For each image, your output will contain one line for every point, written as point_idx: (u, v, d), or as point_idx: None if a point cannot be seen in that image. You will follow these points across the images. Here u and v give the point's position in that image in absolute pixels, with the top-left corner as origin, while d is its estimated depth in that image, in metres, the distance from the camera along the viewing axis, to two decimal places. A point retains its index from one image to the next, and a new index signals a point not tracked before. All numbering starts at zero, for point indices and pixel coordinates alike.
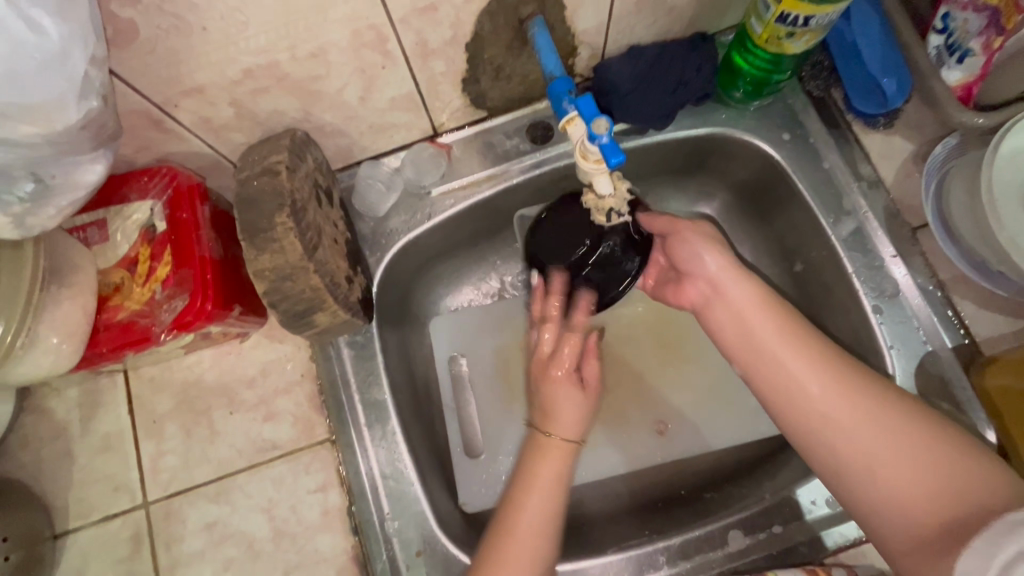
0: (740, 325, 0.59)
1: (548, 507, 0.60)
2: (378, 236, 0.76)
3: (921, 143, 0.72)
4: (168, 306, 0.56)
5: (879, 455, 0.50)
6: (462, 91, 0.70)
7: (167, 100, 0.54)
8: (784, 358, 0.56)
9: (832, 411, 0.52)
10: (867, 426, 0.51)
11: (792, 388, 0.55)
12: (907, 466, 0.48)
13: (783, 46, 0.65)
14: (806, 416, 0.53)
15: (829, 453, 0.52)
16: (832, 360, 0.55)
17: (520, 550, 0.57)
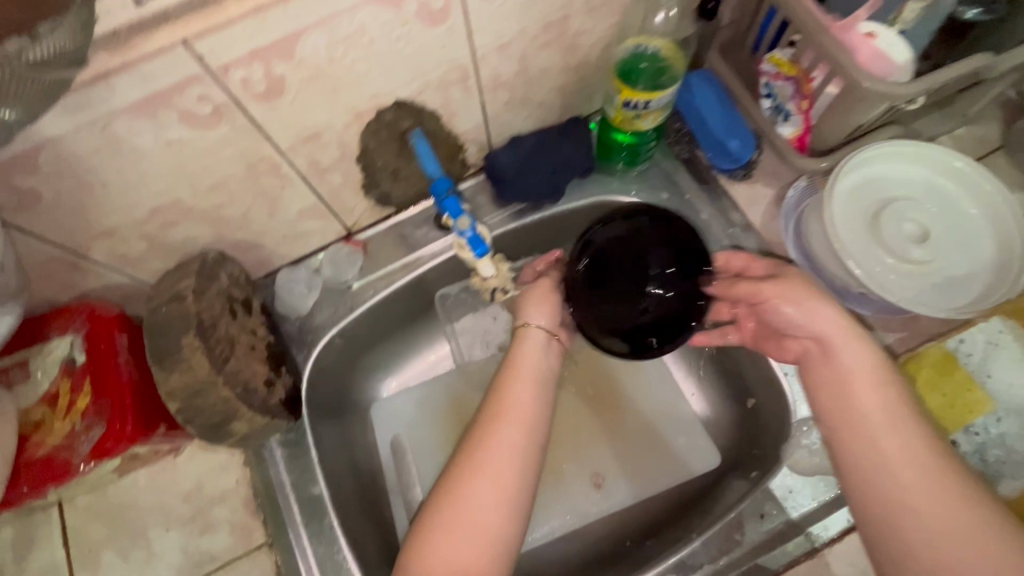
0: (849, 397, 0.58)
1: (491, 492, 0.58)
2: (304, 334, 0.81)
3: (779, 187, 0.81)
4: (86, 437, 0.60)
5: (938, 534, 0.51)
6: (366, 195, 0.77)
7: (80, 244, 0.59)
8: (868, 414, 0.57)
9: (903, 476, 0.54)
10: (930, 500, 0.52)
11: (875, 469, 0.55)
12: (966, 545, 0.50)
13: (636, 125, 0.74)
14: (881, 499, 0.54)
15: (897, 540, 0.53)
16: (914, 432, 0.55)
17: (494, 458, 0.59)
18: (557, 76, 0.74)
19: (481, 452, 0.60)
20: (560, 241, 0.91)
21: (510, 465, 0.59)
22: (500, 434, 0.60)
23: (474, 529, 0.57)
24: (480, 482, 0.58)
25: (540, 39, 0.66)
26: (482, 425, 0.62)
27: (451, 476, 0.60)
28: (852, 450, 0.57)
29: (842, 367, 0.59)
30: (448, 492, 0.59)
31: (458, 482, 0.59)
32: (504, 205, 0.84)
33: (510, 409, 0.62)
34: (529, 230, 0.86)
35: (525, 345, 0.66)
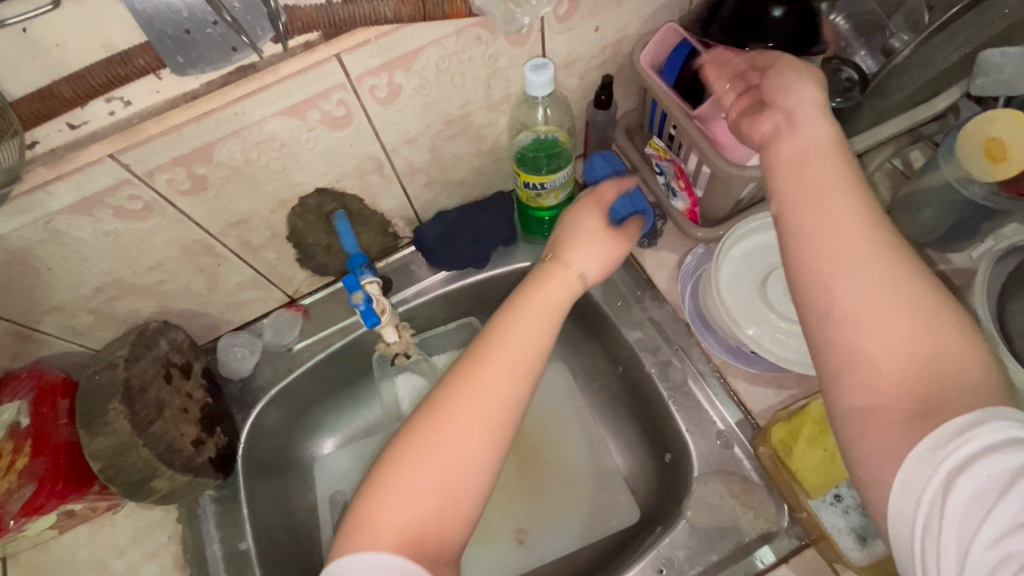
0: (817, 189, 0.49)
1: (461, 447, 0.51)
2: (246, 394, 0.87)
3: (682, 253, 0.88)
4: (18, 495, 0.66)
5: (889, 338, 0.43)
6: (303, 266, 0.85)
7: (32, 319, 0.67)
8: (812, 227, 0.48)
9: (855, 266, 0.45)
10: (891, 305, 0.44)
11: (823, 265, 0.46)
12: (912, 349, 0.43)
13: (539, 201, 0.82)
14: (820, 276, 0.46)
15: (830, 306, 0.45)
16: (859, 210, 0.47)
17: (456, 415, 0.53)
18: (470, 159, 0.83)
19: (448, 408, 0.53)
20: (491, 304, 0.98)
21: (486, 424, 0.53)
22: (483, 393, 0.54)
23: (398, 521, 0.49)
24: (449, 429, 0.52)
25: (446, 132, 0.76)
26: (444, 394, 0.54)
27: (435, 394, 0.54)
28: (810, 244, 0.47)
29: (799, 139, 0.52)
30: (415, 446, 0.51)
31: (405, 456, 0.51)
32: (433, 273, 0.92)
33: (481, 386, 0.54)
34: (455, 296, 0.94)
35: (543, 291, 0.62)
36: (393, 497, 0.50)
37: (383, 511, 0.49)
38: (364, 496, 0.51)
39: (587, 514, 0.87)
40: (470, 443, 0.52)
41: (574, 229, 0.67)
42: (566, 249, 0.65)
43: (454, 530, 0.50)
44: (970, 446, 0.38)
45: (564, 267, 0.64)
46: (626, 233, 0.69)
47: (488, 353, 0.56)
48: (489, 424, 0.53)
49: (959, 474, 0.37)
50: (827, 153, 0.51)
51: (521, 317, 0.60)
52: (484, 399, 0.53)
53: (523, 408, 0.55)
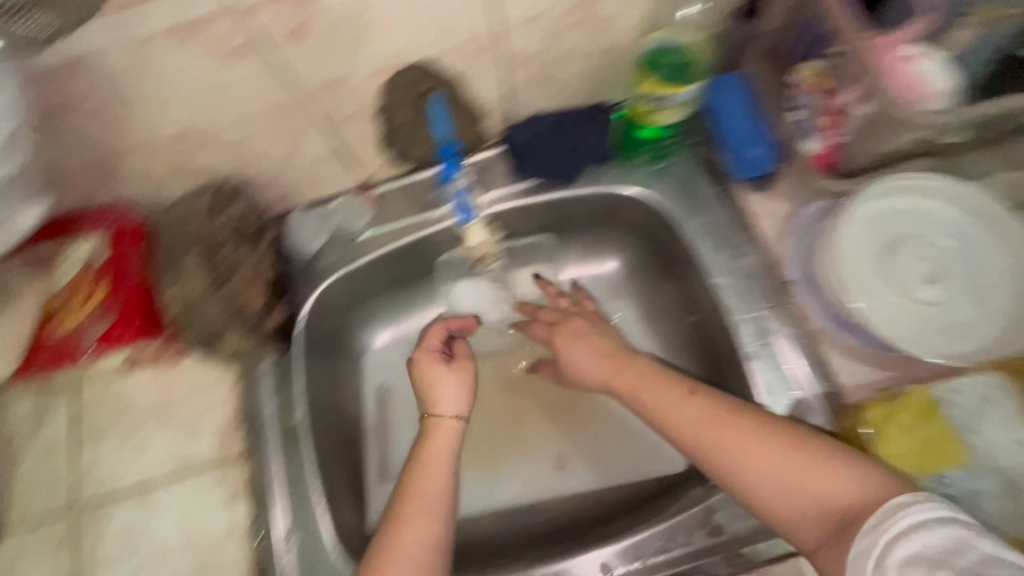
0: (706, 426, 0.63)
1: (442, 469, 0.67)
2: (310, 272, 0.84)
3: (795, 204, 0.79)
4: (95, 327, 0.70)
5: (773, 479, 0.58)
6: (383, 150, 0.80)
7: (112, 153, 0.64)
8: (682, 418, 0.65)
9: (711, 440, 0.62)
10: (777, 463, 0.58)
11: (733, 449, 0.60)
12: (790, 477, 0.57)
13: (650, 120, 0.74)
14: (739, 463, 0.60)
15: (757, 484, 0.59)
16: (714, 401, 0.65)
17: (415, 500, 0.64)
18: (585, 58, 0.74)
19: (410, 506, 0.64)
20: (568, 227, 0.91)
21: (433, 513, 0.64)
22: (422, 483, 0.66)
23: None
24: (414, 523, 0.63)
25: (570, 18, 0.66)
26: (410, 475, 0.67)
27: (408, 481, 0.66)
28: (718, 441, 0.61)
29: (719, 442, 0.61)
30: (382, 550, 0.61)
31: (406, 522, 0.63)
32: (516, 181, 0.85)
33: (416, 495, 0.65)
34: (535, 212, 0.86)
35: (438, 430, 0.71)
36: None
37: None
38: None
39: (631, 456, 0.85)
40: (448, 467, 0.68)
41: (426, 390, 0.74)
42: (434, 403, 0.72)
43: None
44: (905, 520, 0.50)
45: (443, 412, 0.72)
46: (570, 330, 0.80)
47: (433, 439, 0.70)
48: (423, 511, 0.63)
49: (893, 544, 0.49)
50: (667, 378, 0.69)
51: (443, 409, 0.72)
52: (427, 479, 0.66)
53: (456, 480, 0.68)
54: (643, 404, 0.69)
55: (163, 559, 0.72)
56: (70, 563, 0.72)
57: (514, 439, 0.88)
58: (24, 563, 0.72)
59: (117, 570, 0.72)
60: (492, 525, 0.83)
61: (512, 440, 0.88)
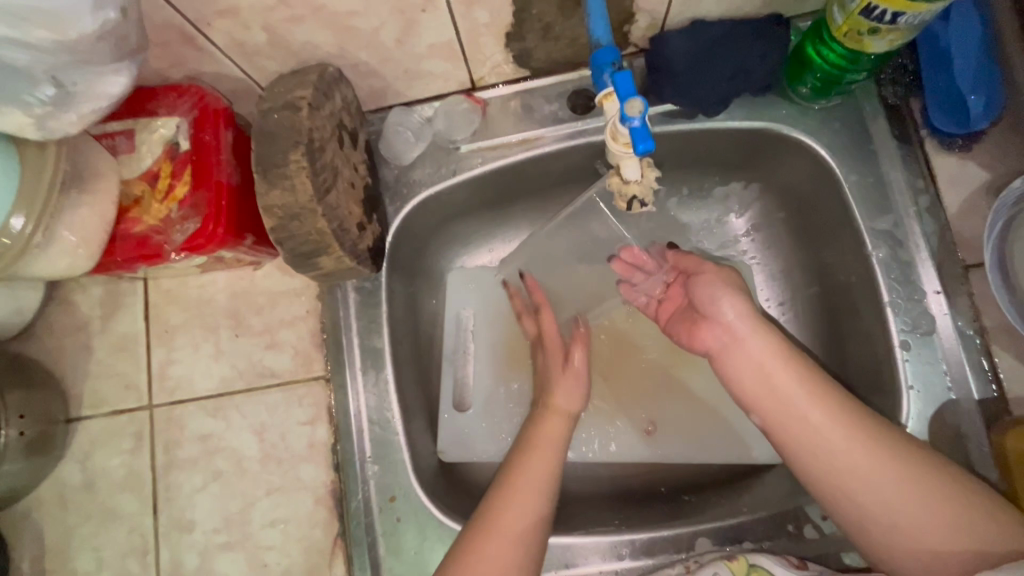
0: (764, 380, 0.57)
1: (537, 508, 0.59)
2: (400, 185, 0.75)
3: (998, 173, 0.65)
4: (181, 228, 0.58)
5: (887, 499, 0.51)
6: (506, 47, 0.66)
7: (201, 18, 0.51)
8: (819, 427, 0.54)
9: (841, 446, 0.53)
10: (876, 466, 0.52)
11: (816, 439, 0.54)
12: (923, 512, 0.50)
13: (862, 43, 0.58)
14: (820, 462, 0.54)
15: (857, 497, 0.52)
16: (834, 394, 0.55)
17: (502, 539, 0.57)
18: None
19: (515, 480, 0.61)
20: (696, 162, 0.77)
21: (517, 533, 0.58)
22: (554, 423, 0.67)
23: (506, 547, 0.57)
24: (510, 508, 0.59)
25: None
26: (521, 455, 0.64)
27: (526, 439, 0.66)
28: (813, 436, 0.54)
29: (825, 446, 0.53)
30: (470, 546, 0.57)
31: (501, 508, 0.59)
32: (653, 103, 0.71)
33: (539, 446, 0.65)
34: (666, 142, 0.73)
35: (549, 425, 0.67)
36: (464, 573, 0.55)
37: (484, 562, 0.56)
38: (457, 562, 0.56)
39: (733, 437, 0.76)
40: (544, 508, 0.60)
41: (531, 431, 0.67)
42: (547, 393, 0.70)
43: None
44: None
45: (569, 372, 0.71)
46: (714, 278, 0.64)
47: (552, 405, 0.69)
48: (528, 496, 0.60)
49: None
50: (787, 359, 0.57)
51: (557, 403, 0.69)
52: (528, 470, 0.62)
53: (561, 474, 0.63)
54: (784, 426, 0.56)
55: (242, 468, 0.70)
56: (149, 458, 0.71)
57: (599, 394, 0.79)
58: (106, 449, 0.72)
59: (196, 472, 0.71)
60: (570, 479, 0.77)
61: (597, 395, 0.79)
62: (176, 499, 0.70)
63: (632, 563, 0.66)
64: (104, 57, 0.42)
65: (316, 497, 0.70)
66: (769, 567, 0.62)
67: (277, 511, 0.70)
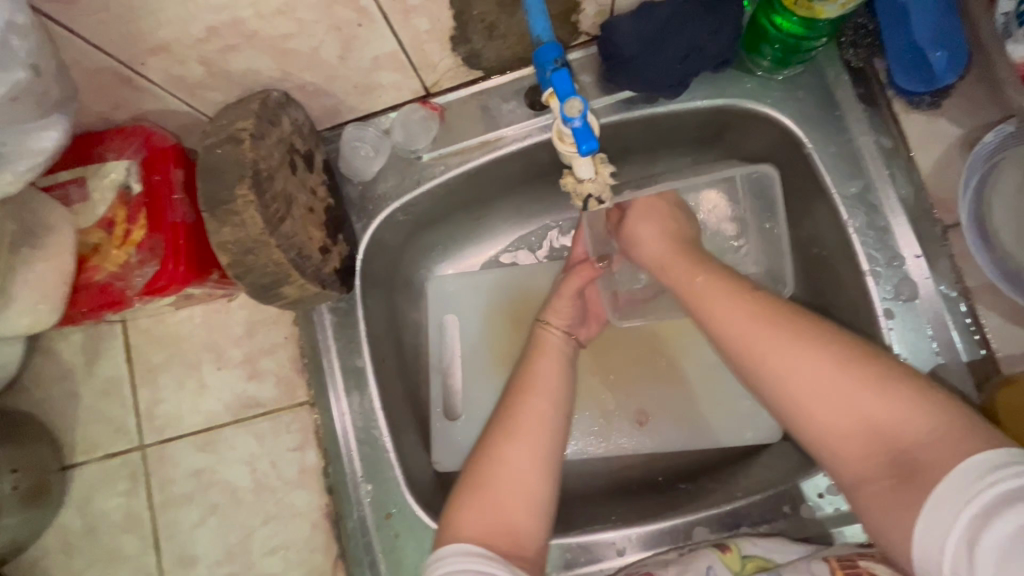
0: (698, 297, 0.58)
1: (553, 425, 0.59)
2: (366, 202, 0.73)
3: (970, 128, 0.63)
4: (140, 272, 0.58)
5: (807, 397, 0.48)
6: (453, 51, 0.64)
7: (133, 58, 0.51)
8: (747, 330, 0.53)
9: (763, 346, 0.51)
10: (795, 356, 0.49)
11: (741, 343, 0.53)
12: (831, 399, 0.47)
13: (813, 8, 0.56)
14: (750, 360, 0.52)
15: (788, 398, 0.50)
16: (780, 313, 0.53)
17: (528, 424, 0.58)
18: None
19: (519, 419, 0.58)
20: (665, 146, 0.76)
21: (541, 434, 0.58)
22: (549, 336, 0.67)
23: (513, 489, 0.55)
24: (512, 448, 0.57)
25: None
26: (524, 369, 0.64)
27: (525, 374, 0.63)
28: (727, 324, 0.55)
29: (751, 351, 0.52)
30: (471, 497, 0.55)
31: (525, 401, 0.60)
32: (611, 91, 0.69)
33: (536, 379, 0.62)
34: (630, 128, 0.72)
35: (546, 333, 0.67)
36: (469, 512, 0.53)
37: (508, 466, 0.56)
38: (470, 493, 0.55)
39: (723, 420, 0.76)
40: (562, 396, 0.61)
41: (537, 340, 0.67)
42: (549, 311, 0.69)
43: (525, 520, 0.54)
44: (995, 488, 0.38)
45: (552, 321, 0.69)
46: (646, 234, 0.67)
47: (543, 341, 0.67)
48: (542, 392, 0.61)
49: (983, 520, 0.38)
50: (731, 285, 0.57)
51: (550, 319, 0.69)
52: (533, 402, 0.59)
53: (568, 407, 0.61)
54: (721, 331, 0.55)
55: (237, 499, 0.71)
56: (145, 498, 0.72)
57: (589, 389, 0.79)
58: (102, 492, 0.73)
59: (193, 507, 0.71)
60: (565, 478, 0.77)
61: (586, 390, 0.79)
62: (177, 536, 0.71)
63: (633, 557, 0.66)
64: (27, 114, 0.43)
65: (312, 522, 0.70)
66: (762, 554, 0.60)
67: (276, 539, 0.70)
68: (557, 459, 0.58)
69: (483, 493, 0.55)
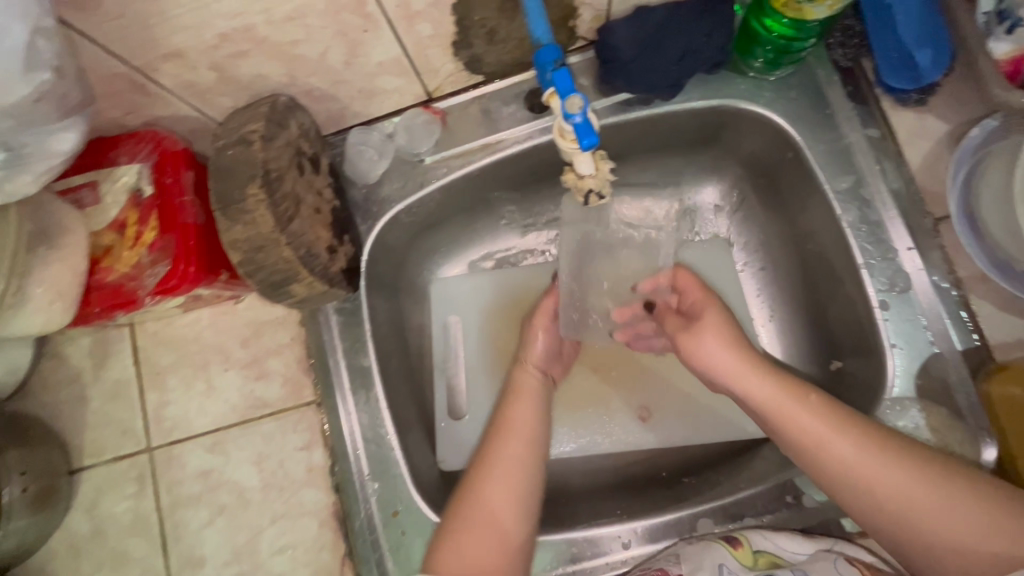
0: (780, 417, 0.57)
1: (529, 457, 0.61)
2: (370, 204, 0.75)
3: (956, 124, 0.65)
4: (152, 272, 0.59)
5: (934, 541, 0.50)
6: (455, 56, 0.66)
7: (147, 64, 0.52)
8: (852, 458, 0.53)
9: (880, 489, 0.52)
10: (911, 501, 0.51)
11: (848, 479, 0.53)
12: (971, 536, 0.48)
13: (802, 11, 0.59)
14: (865, 505, 0.52)
15: (903, 540, 0.51)
16: (880, 438, 0.54)
17: (506, 465, 0.59)
18: None
19: (495, 453, 0.60)
20: (662, 147, 0.78)
21: (519, 471, 0.59)
22: (528, 377, 0.70)
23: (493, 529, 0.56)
24: (492, 496, 0.57)
25: None
26: (502, 406, 0.66)
27: (501, 418, 0.64)
28: (834, 450, 0.54)
29: (849, 464, 0.53)
30: (455, 535, 0.56)
31: (502, 441, 0.61)
32: (609, 93, 0.71)
33: (513, 423, 0.63)
34: (628, 129, 0.73)
35: (525, 372, 0.70)
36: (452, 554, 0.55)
37: (485, 501, 0.57)
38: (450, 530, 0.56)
39: (724, 414, 0.77)
40: (537, 411, 0.66)
41: (514, 385, 0.69)
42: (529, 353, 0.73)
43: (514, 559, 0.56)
44: None
45: (529, 359, 0.72)
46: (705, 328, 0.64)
47: (520, 386, 0.68)
48: (518, 431, 0.62)
49: None
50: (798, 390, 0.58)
51: (527, 358, 0.72)
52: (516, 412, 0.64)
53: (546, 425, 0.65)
54: (815, 460, 0.55)
55: (245, 500, 0.72)
56: (153, 500, 0.72)
57: (591, 386, 0.80)
58: (110, 495, 0.73)
59: (201, 507, 0.72)
60: (569, 474, 0.77)
61: (588, 387, 0.80)
62: (185, 537, 0.71)
63: (638, 550, 0.67)
64: (47, 116, 0.45)
65: (320, 520, 0.71)
66: (773, 549, 0.63)
67: (284, 538, 0.71)
68: (537, 493, 0.59)
69: (462, 537, 0.55)
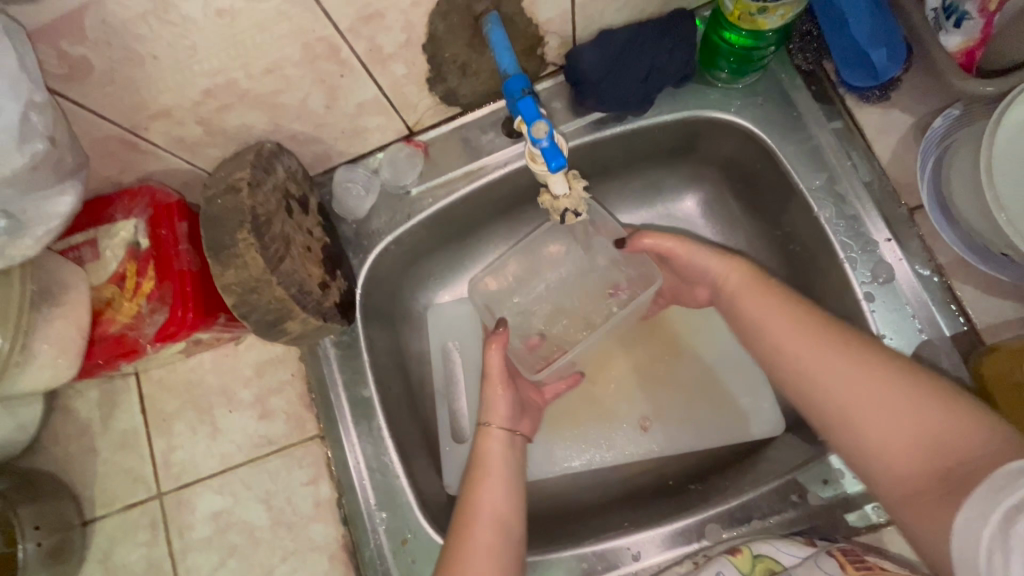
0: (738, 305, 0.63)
1: (507, 544, 0.59)
2: (361, 238, 0.77)
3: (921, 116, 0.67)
4: (151, 320, 0.62)
5: (859, 422, 0.52)
6: (431, 91, 0.69)
7: (137, 125, 0.55)
8: (788, 337, 0.58)
9: (814, 365, 0.56)
10: (843, 380, 0.53)
11: (786, 357, 0.58)
12: (893, 422, 0.50)
13: (756, 22, 0.61)
14: (799, 383, 0.57)
15: (836, 424, 0.54)
16: (826, 326, 0.57)
17: (476, 556, 0.57)
18: None
19: (466, 553, 0.57)
20: (641, 159, 0.80)
21: (491, 554, 0.57)
22: (492, 443, 0.67)
23: None
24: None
25: None
26: (471, 487, 0.63)
27: (468, 501, 0.62)
28: (775, 334, 0.59)
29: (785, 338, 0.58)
30: None
31: (468, 529, 0.59)
32: (582, 113, 0.73)
33: (480, 507, 0.61)
34: (605, 146, 0.76)
35: (488, 439, 0.67)
36: None
37: None
38: None
39: (725, 417, 0.78)
40: (507, 487, 0.63)
41: (477, 458, 0.66)
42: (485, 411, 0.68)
43: None
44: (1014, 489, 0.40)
45: (489, 424, 0.68)
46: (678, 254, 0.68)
47: (485, 458, 0.65)
48: (488, 516, 0.60)
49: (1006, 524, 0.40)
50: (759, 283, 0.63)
51: (491, 418, 0.68)
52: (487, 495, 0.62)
53: (519, 511, 0.62)
54: (763, 342, 0.61)
55: (255, 539, 0.72)
56: (165, 546, 0.73)
57: (590, 400, 0.81)
58: (124, 544, 0.74)
59: (212, 550, 0.72)
60: (575, 489, 0.78)
61: (587, 401, 0.81)
62: None
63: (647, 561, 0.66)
64: (43, 182, 0.47)
65: (331, 554, 0.72)
66: (773, 553, 0.60)
67: None
68: None
69: None
